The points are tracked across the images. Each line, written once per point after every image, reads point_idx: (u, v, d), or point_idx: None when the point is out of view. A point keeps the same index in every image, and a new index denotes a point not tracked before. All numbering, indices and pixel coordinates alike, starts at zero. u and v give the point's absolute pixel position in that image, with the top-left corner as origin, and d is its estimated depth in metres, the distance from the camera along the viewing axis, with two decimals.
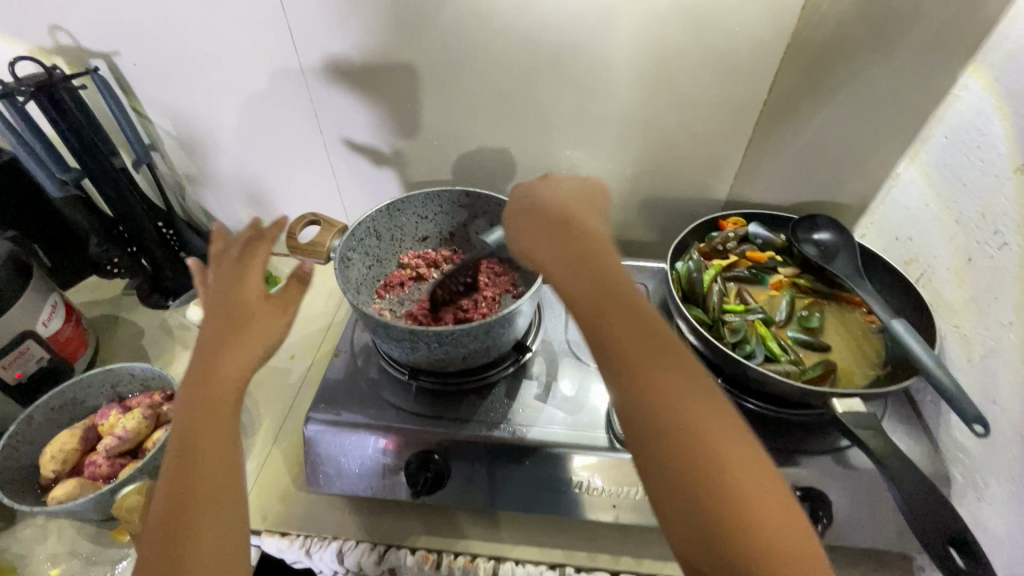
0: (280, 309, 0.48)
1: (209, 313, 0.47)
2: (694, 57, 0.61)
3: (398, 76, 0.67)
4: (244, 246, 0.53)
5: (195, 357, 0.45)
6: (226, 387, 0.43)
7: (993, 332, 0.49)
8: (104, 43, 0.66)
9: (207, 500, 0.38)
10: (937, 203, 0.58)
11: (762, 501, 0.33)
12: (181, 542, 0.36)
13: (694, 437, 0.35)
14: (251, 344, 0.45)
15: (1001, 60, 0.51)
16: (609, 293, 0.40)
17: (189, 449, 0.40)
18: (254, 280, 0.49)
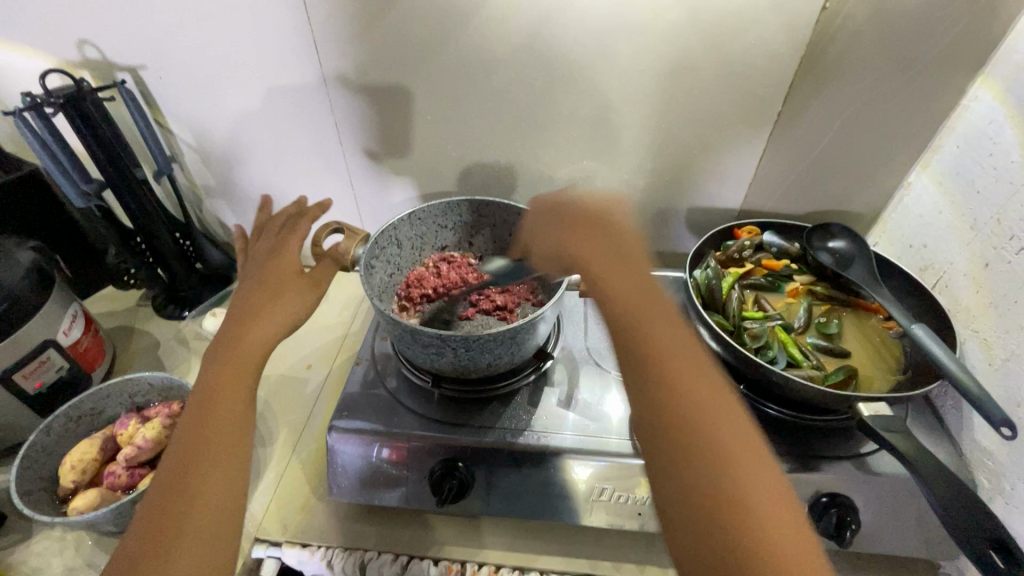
0: (308, 284, 0.54)
1: (251, 278, 0.54)
2: (710, 69, 0.62)
3: (419, 89, 0.68)
4: (286, 223, 0.62)
5: (229, 319, 0.51)
6: (252, 350, 0.48)
7: (1013, 336, 0.50)
8: (131, 57, 0.68)
9: (218, 449, 0.43)
10: (950, 211, 0.59)
11: (773, 513, 0.35)
12: (190, 483, 0.41)
13: (711, 447, 0.38)
14: (278, 315, 0.51)
15: (1012, 72, 0.53)
16: (649, 313, 0.45)
17: (212, 394, 0.45)
18: (293, 254, 0.57)
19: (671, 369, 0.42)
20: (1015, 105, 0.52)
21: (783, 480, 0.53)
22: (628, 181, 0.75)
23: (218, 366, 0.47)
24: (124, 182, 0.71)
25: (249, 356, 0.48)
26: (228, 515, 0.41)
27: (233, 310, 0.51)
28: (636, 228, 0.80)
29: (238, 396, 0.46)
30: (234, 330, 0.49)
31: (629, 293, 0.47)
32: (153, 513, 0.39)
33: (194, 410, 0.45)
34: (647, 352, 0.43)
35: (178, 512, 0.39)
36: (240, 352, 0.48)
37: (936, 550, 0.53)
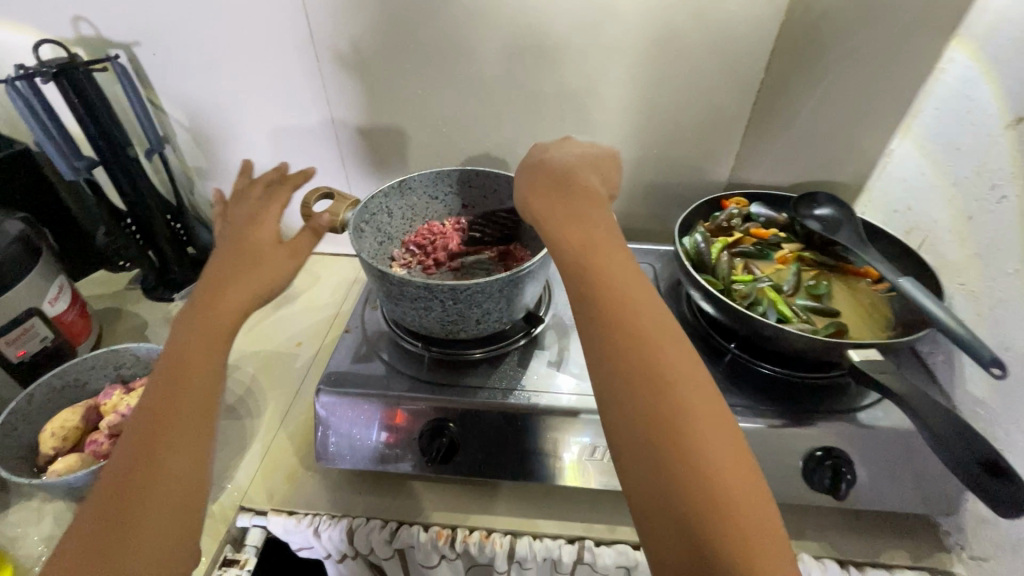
0: (290, 253, 0.47)
1: (228, 242, 0.48)
2: (693, 38, 0.64)
3: (410, 64, 0.69)
4: (267, 189, 0.54)
5: (201, 284, 0.44)
6: (224, 320, 0.42)
7: (998, 284, 0.50)
8: (126, 33, 0.69)
9: (183, 430, 0.37)
10: (933, 171, 0.60)
11: (737, 473, 0.32)
12: (150, 466, 0.35)
13: (668, 398, 0.34)
14: (257, 282, 0.44)
15: (984, 31, 0.55)
16: (607, 269, 0.40)
17: (174, 370, 0.39)
18: (272, 224, 0.50)
19: (632, 315, 0.37)
20: (989, 61, 0.54)
21: (777, 435, 0.52)
22: (617, 156, 0.75)
23: (185, 336, 0.41)
24: (115, 157, 0.71)
25: (221, 327, 0.42)
26: (191, 508, 0.35)
27: (205, 276, 0.45)
28: (626, 205, 0.80)
29: (208, 370, 0.40)
30: (206, 297, 0.43)
31: (571, 242, 0.41)
32: (107, 504, 0.34)
33: (158, 384, 0.38)
34: (608, 310, 0.38)
35: (129, 501, 0.34)
36: (211, 321, 0.42)
37: (935, 507, 0.52)
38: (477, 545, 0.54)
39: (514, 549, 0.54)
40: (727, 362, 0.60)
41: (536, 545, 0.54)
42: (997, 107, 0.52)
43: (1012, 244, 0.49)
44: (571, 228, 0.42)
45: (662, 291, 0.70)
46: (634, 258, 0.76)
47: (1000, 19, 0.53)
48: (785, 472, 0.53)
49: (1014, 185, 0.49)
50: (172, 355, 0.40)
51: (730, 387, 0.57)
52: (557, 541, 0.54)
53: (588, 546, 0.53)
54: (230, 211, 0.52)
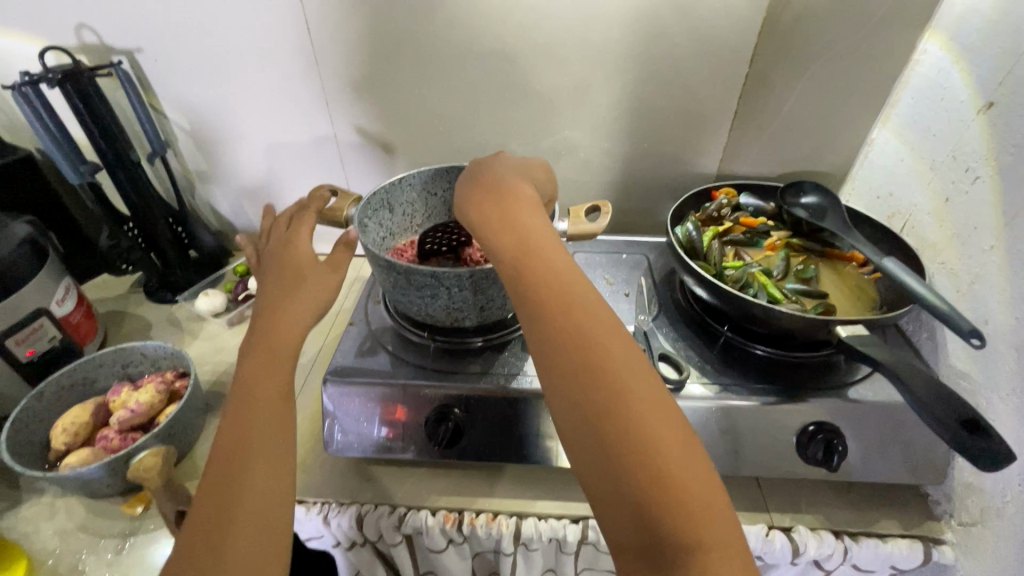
0: (328, 271, 0.50)
1: (270, 273, 0.51)
2: (680, 35, 0.66)
3: (407, 63, 0.71)
4: (293, 218, 0.57)
5: (256, 316, 0.48)
6: (281, 346, 0.45)
7: (975, 260, 0.53)
8: (128, 39, 0.70)
9: (261, 449, 0.40)
10: (911, 157, 0.63)
11: (678, 453, 0.32)
12: (238, 479, 0.38)
13: (621, 408, 0.33)
14: (307, 305, 0.48)
15: (956, 23, 0.58)
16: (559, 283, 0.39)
17: (247, 396, 0.42)
18: (306, 246, 0.53)
19: (576, 316, 0.37)
20: (959, 50, 0.57)
21: (771, 411, 0.54)
22: (609, 151, 0.78)
23: (252, 365, 0.44)
24: (118, 162, 0.72)
25: (280, 352, 0.45)
26: (277, 519, 0.38)
27: (258, 310, 0.48)
28: (619, 198, 0.83)
29: (275, 394, 0.43)
30: (265, 324, 0.46)
31: (525, 256, 0.41)
32: (202, 523, 0.36)
33: (233, 411, 0.42)
34: (561, 324, 0.37)
35: (222, 516, 0.36)
36: (271, 348, 0.45)
37: (923, 476, 0.54)
38: (484, 527, 0.55)
39: (520, 530, 0.55)
40: (722, 344, 0.62)
41: (542, 525, 0.55)
42: (969, 94, 0.55)
43: (986, 222, 0.52)
44: (525, 245, 0.41)
45: (657, 280, 0.72)
46: (629, 249, 0.78)
47: (969, 10, 0.56)
48: (779, 446, 0.55)
49: (986, 166, 0.52)
50: (243, 384, 0.43)
51: (725, 367, 0.59)
52: (562, 521, 0.56)
53: (592, 525, 0.55)
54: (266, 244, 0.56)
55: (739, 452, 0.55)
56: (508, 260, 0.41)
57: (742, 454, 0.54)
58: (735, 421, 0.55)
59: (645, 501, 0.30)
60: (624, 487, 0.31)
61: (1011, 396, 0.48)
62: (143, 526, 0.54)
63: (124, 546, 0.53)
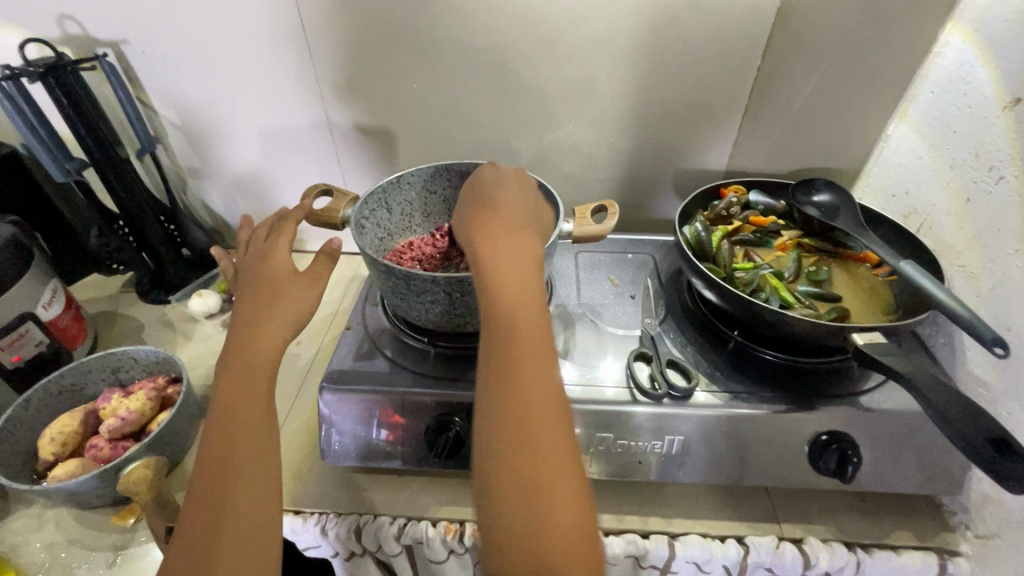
0: (310, 282, 0.49)
1: (245, 287, 0.48)
2: (690, 26, 0.64)
3: (404, 55, 0.68)
4: (270, 228, 0.54)
5: (233, 329, 0.45)
6: (260, 358, 0.43)
7: (998, 264, 0.51)
8: (113, 30, 0.67)
9: (248, 464, 0.39)
10: (930, 154, 0.61)
11: (558, 477, 0.35)
12: (223, 499, 0.37)
13: (531, 424, 0.36)
14: (286, 317, 0.46)
15: (980, 13, 0.55)
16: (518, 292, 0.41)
17: (228, 411, 0.41)
18: (285, 258, 0.50)
19: (522, 323, 0.39)
20: (984, 43, 0.54)
21: (782, 420, 0.53)
22: (614, 146, 0.75)
23: (230, 379, 0.42)
24: (105, 158, 0.70)
25: (261, 364, 0.43)
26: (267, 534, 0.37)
27: (233, 324, 0.46)
28: (624, 195, 0.80)
29: (257, 407, 0.41)
30: (243, 337, 0.44)
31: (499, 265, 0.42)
32: (187, 542, 0.35)
33: (214, 428, 0.40)
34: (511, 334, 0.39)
35: (210, 537, 0.36)
36: (251, 361, 0.43)
37: (939, 486, 0.52)
38: None
39: None
40: (731, 349, 0.60)
41: None
42: (994, 89, 0.52)
43: (1011, 225, 0.49)
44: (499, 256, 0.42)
45: (663, 281, 0.70)
46: (634, 248, 0.76)
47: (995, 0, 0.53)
48: (790, 456, 0.53)
49: (1012, 166, 0.50)
50: (221, 400, 0.41)
51: (735, 373, 0.57)
52: None
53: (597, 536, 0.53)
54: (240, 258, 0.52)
55: (749, 461, 0.53)
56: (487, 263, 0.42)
57: (753, 463, 0.53)
58: (745, 430, 0.53)
59: (512, 499, 0.35)
60: (508, 475, 0.35)
61: None
62: (134, 539, 0.53)
63: (115, 559, 0.51)
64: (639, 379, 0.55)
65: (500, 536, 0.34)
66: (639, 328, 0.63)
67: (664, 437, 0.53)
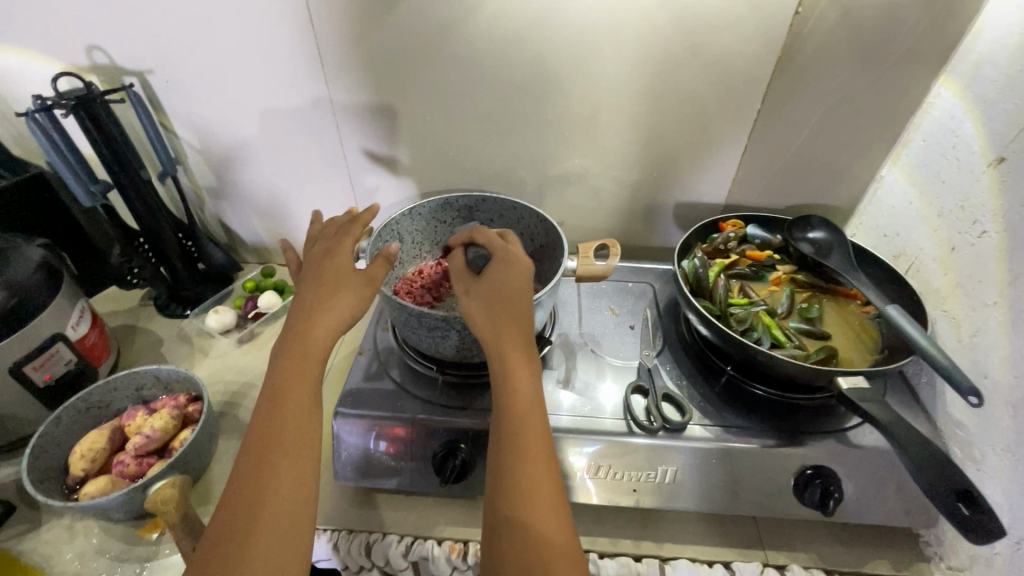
0: (365, 282, 0.51)
1: (306, 278, 0.51)
2: (693, 70, 0.66)
3: (419, 90, 0.71)
4: (340, 227, 0.55)
5: (290, 317, 0.49)
6: (310, 351, 0.47)
7: (978, 313, 0.54)
8: (140, 61, 0.70)
9: (289, 454, 0.43)
10: (920, 200, 0.63)
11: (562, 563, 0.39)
12: (263, 479, 0.41)
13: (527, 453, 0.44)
14: (336, 316, 0.48)
15: (971, 70, 0.58)
16: (509, 336, 0.48)
17: (278, 398, 0.45)
18: (348, 255, 0.52)
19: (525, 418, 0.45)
20: (973, 99, 0.57)
21: (770, 454, 0.56)
22: (618, 179, 0.78)
23: (282, 372, 0.46)
24: (131, 182, 0.73)
25: (311, 359, 0.47)
26: (301, 522, 0.41)
27: (292, 311, 0.49)
28: (626, 224, 0.83)
29: (302, 402, 0.45)
30: (297, 328, 0.48)
31: (494, 311, 0.49)
32: (229, 515, 0.40)
33: (263, 412, 0.44)
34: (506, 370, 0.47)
35: (250, 514, 0.40)
36: (302, 355, 0.47)
37: (916, 519, 0.56)
38: None
39: None
40: (723, 382, 0.63)
41: None
42: (980, 146, 0.55)
43: (991, 278, 0.52)
44: (495, 299, 0.49)
45: (662, 311, 0.73)
46: (634, 277, 0.79)
47: (985, 60, 0.56)
48: (777, 489, 0.56)
49: (994, 222, 0.53)
50: (270, 392, 0.45)
51: (727, 407, 0.60)
52: None
53: (593, 559, 0.56)
54: (310, 248, 0.55)
55: (737, 492, 0.56)
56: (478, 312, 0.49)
57: (740, 494, 0.56)
58: (735, 463, 0.56)
59: None
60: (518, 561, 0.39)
61: (1006, 452, 0.50)
62: (159, 552, 0.56)
63: (141, 571, 0.55)
64: (636, 413, 0.57)
65: (501, 535, 0.41)
66: (636, 359, 0.66)
67: (658, 467, 0.56)
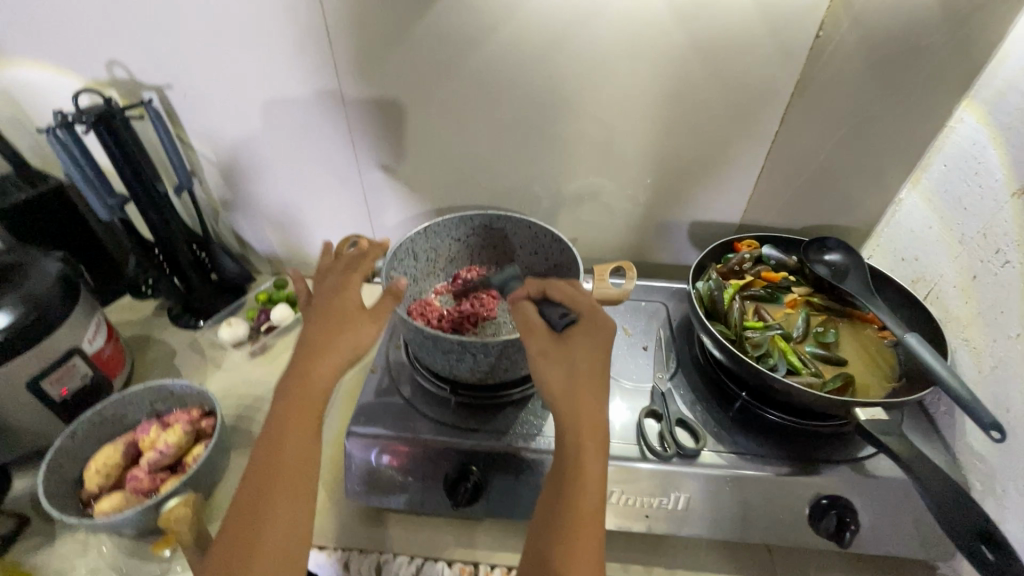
0: (371, 320, 0.48)
1: (313, 313, 0.49)
2: (711, 91, 0.66)
3: (435, 108, 0.71)
4: (351, 259, 0.54)
5: (295, 352, 0.47)
6: (314, 389, 0.45)
7: (1000, 344, 0.53)
8: (159, 76, 0.71)
9: (287, 492, 0.42)
10: (940, 225, 0.63)
11: None
12: (261, 516, 0.41)
13: (581, 521, 0.41)
14: (341, 355, 0.46)
15: (994, 96, 0.57)
16: (585, 400, 0.45)
17: (277, 434, 0.44)
18: (356, 291, 0.50)
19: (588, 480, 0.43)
20: (997, 126, 0.56)
21: (785, 483, 0.55)
22: (633, 197, 0.78)
23: (285, 404, 0.45)
24: (147, 196, 0.73)
25: (314, 395, 0.45)
26: (293, 562, 0.41)
27: (297, 345, 0.47)
28: (640, 241, 0.83)
29: (302, 436, 0.44)
30: (301, 365, 0.46)
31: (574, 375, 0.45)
32: (226, 550, 0.40)
33: (263, 447, 0.44)
34: (578, 439, 0.43)
35: (246, 550, 0.40)
36: (306, 391, 0.45)
37: (933, 552, 0.55)
38: None
39: None
40: (737, 408, 0.62)
41: None
42: (1003, 173, 0.54)
43: (1014, 309, 0.52)
44: (578, 364, 0.46)
45: (675, 332, 0.73)
46: (647, 295, 0.78)
47: (1010, 87, 0.55)
48: (791, 518, 0.56)
49: (1017, 252, 0.52)
50: (271, 426, 0.45)
51: (741, 433, 0.60)
52: None
53: None
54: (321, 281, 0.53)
55: (750, 520, 0.56)
56: (556, 373, 0.46)
57: (754, 522, 0.56)
58: (749, 492, 0.55)
59: None
60: None
61: None
62: (171, 568, 0.57)
63: None
64: (649, 439, 0.57)
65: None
66: (650, 381, 0.66)
67: (671, 493, 0.56)
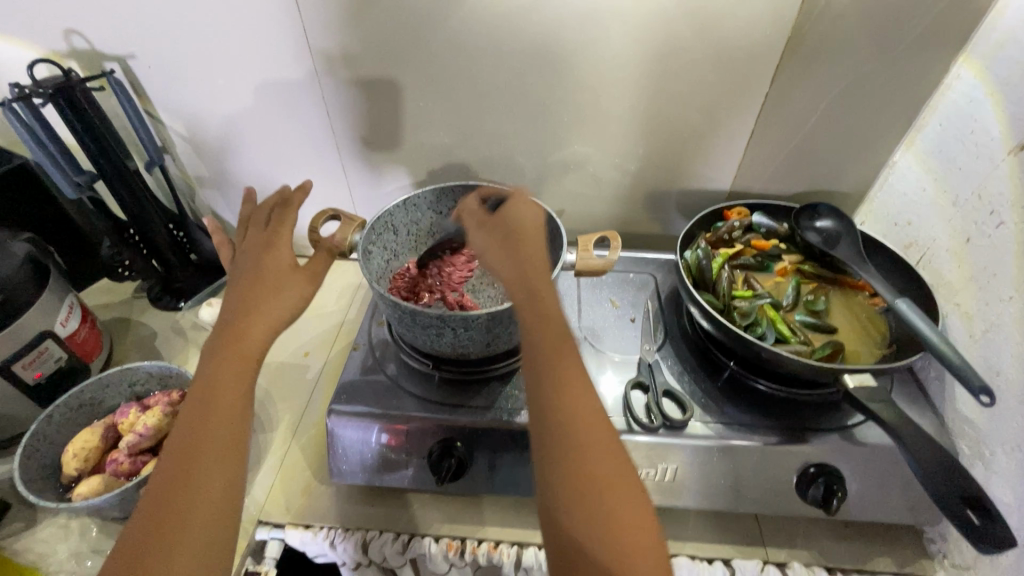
0: (308, 277, 0.49)
1: (242, 271, 0.49)
2: (698, 53, 0.63)
3: (411, 76, 0.68)
4: (272, 213, 0.53)
5: (222, 317, 0.46)
6: (250, 348, 0.44)
7: (993, 308, 0.52)
8: (120, 46, 0.67)
9: (216, 456, 0.40)
10: (934, 187, 0.61)
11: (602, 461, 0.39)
12: (188, 483, 0.38)
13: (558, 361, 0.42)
14: (277, 313, 0.46)
15: (992, 51, 0.55)
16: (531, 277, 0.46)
17: (208, 396, 0.42)
18: (287, 248, 0.50)
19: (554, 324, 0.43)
20: (994, 81, 0.54)
21: (773, 452, 0.54)
22: (620, 166, 0.75)
23: (215, 362, 0.43)
24: (115, 173, 0.70)
25: (247, 355, 0.44)
26: (223, 520, 0.38)
27: (227, 309, 0.46)
28: (628, 211, 0.81)
29: (235, 394, 0.42)
30: (233, 326, 0.45)
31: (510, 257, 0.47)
32: (150, 522, 0.37)
33: (190, 410, 0.41)
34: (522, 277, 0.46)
35: (176, 516, 0.37)
36: (239, 346, 0.44)
37: (922, 517, 0.55)
38: (486, 556, 0.57)
39: (520, 559, 0.57)
40: (725, 378, 0.62)
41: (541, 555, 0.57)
42: (1001, 131, 0.52)
43: (1008, 270, 0.50)
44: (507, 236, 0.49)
45: (663, 303, 0.72)
46: (636, 267, 0.77)
47: (1009, 40, 0.53)
48: (780, 487, 0.55)
49: (1012, 212, 0.50)
50: (200, 389, 0.42)
51: (728, 402, 0.59)
52: None
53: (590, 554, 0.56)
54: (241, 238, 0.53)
55: (740, 490, 0.55)
56: (495, 253, 0.48)
57: (744, 493, 0.55)
58: (737, 461, 0.55)
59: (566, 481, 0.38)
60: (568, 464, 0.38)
61: (1016, 451, 0.49)
62: None
63: None
64: (636, 411, 0.56)
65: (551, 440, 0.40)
66: (637, 353, 0.65)
67: (658, 465, 0.55)
